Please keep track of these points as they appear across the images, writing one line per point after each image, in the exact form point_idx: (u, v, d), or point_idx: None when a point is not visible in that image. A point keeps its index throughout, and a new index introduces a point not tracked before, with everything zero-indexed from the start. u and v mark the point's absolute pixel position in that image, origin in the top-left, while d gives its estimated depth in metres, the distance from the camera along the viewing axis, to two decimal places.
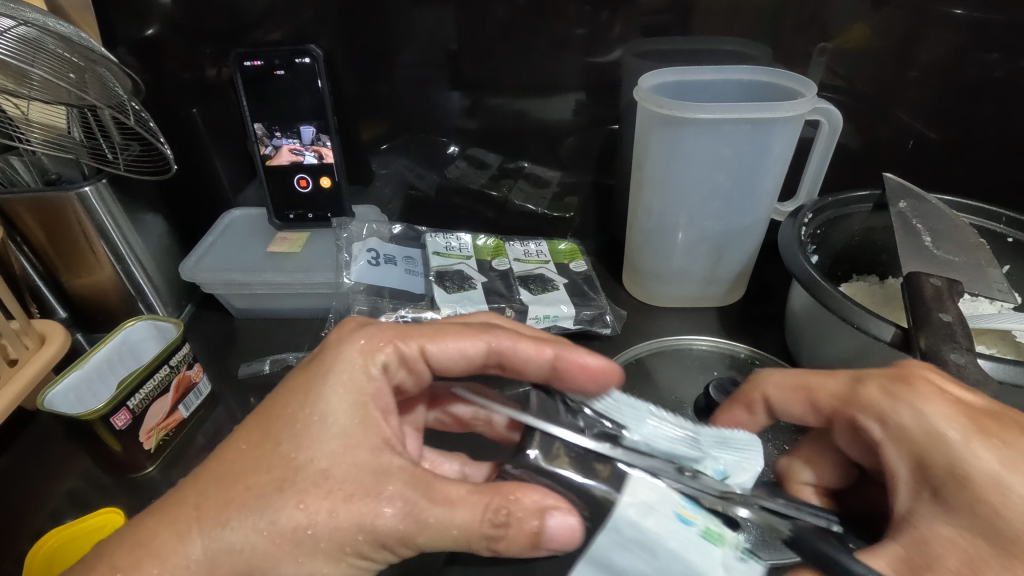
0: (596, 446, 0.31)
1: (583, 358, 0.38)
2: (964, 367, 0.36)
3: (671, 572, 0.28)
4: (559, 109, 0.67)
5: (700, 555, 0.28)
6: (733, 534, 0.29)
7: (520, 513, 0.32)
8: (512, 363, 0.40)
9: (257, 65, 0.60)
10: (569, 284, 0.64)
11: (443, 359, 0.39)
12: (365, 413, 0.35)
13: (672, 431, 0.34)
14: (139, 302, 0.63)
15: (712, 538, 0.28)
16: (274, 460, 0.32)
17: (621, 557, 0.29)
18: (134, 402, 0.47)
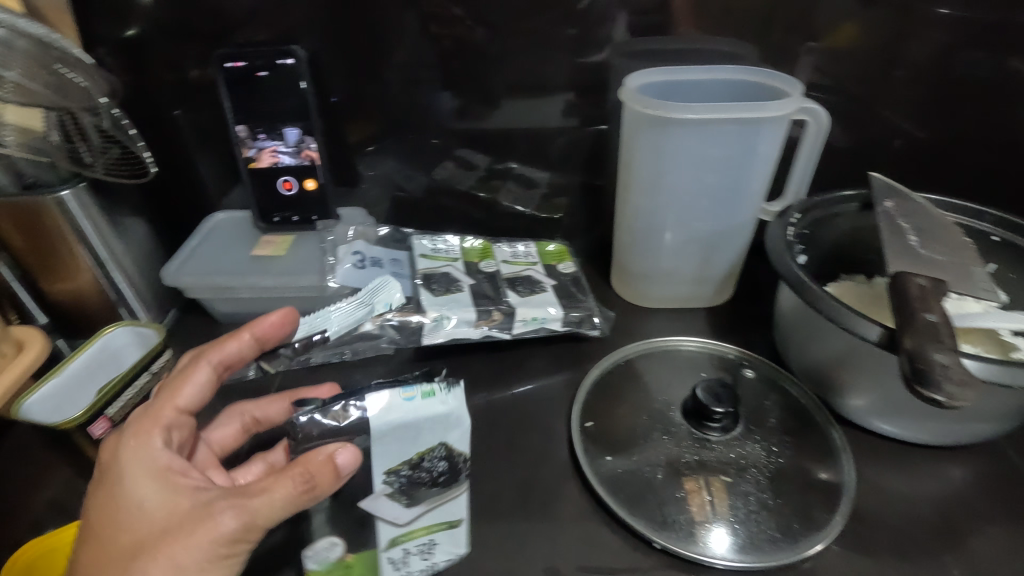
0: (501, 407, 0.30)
1: (267, 316, 0.49)
2: (949, 367, 0.36)
3: None
4: (547, 110, 0.67)
5: (414, 417, 0.37)
6: None
7: (315, 464, 0.35)
8: (233, 359, 0.45)
9: (240, 66, 0.59)
10: (557, 285, 0.64)
11: (193, 402, 0.42)
12: (162, 475, 0.37)
13: None
14: (121, 307, 0.61)
15: (424, 402, 0.37)
16: (118, 537, 0.35)
17: (380, 445, 0.37)
18: (112, 410, 0.47)
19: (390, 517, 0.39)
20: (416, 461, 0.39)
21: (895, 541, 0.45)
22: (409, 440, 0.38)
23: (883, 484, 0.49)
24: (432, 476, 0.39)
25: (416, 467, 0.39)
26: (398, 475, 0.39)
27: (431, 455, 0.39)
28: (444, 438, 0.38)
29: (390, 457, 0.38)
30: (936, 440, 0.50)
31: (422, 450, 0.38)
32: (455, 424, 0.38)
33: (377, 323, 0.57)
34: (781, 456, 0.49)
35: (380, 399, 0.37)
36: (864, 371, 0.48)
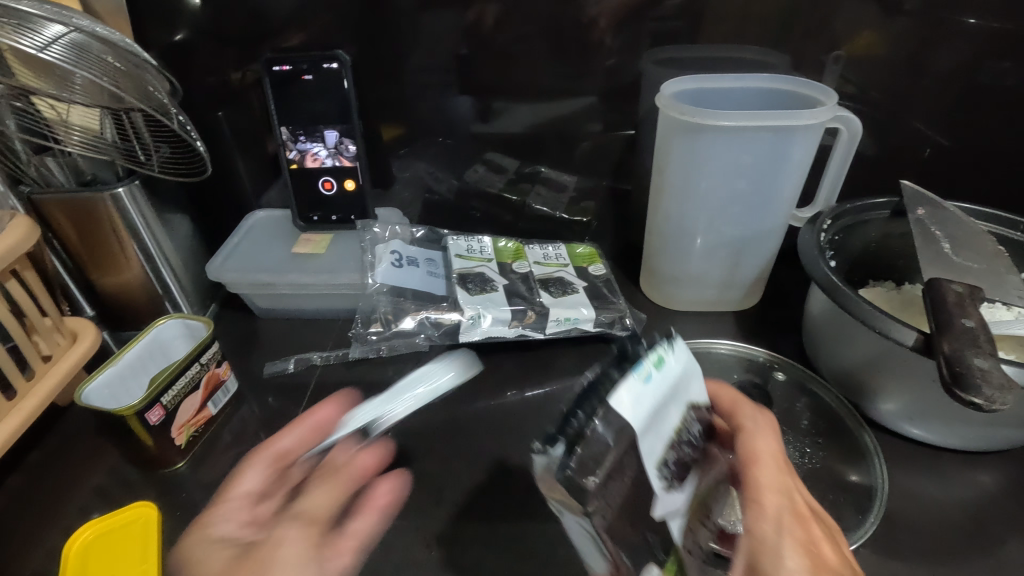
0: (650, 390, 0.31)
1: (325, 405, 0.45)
2: (988, 371, 0.36)
3: (656, 394, 0.31)
4: (579, 115, 0.68)
5: (664, 393, 0.32)
6: (662, 352, 0.33)
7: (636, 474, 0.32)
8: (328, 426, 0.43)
9: (285, 69, 0.61)
10: (589, 287, 0.65)
11: (230, 515, 0.37)
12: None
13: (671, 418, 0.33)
14: (166, 300, 0.64)
15: (661, 373, 0.32)
16: None
17: (650, 433, 0.31)
18: (166, 399, 0.49)
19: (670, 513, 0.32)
20: (680, 438, 0.34)
21: (925, 543, 0.46)
22: (668, 418, 0.32)
23: (912, 487, 0.50)
24: (692, 448, 0.35)
25: (679, 446, 0.33)
26: (669, 459, 0.32)
27: (686, 422, 0.35)
28: (690, 397, 0.35)
29: (665, 442, 0.32)
30: (966, 445, 0.51)
31: (679, 426, 0.34)
32: (685, 388, 0.34)
33: (417, 318, 0.61)
34: (812, 458, 0.50)
35: (635, 394, 0.30)
36: (896, 376, 0.49)
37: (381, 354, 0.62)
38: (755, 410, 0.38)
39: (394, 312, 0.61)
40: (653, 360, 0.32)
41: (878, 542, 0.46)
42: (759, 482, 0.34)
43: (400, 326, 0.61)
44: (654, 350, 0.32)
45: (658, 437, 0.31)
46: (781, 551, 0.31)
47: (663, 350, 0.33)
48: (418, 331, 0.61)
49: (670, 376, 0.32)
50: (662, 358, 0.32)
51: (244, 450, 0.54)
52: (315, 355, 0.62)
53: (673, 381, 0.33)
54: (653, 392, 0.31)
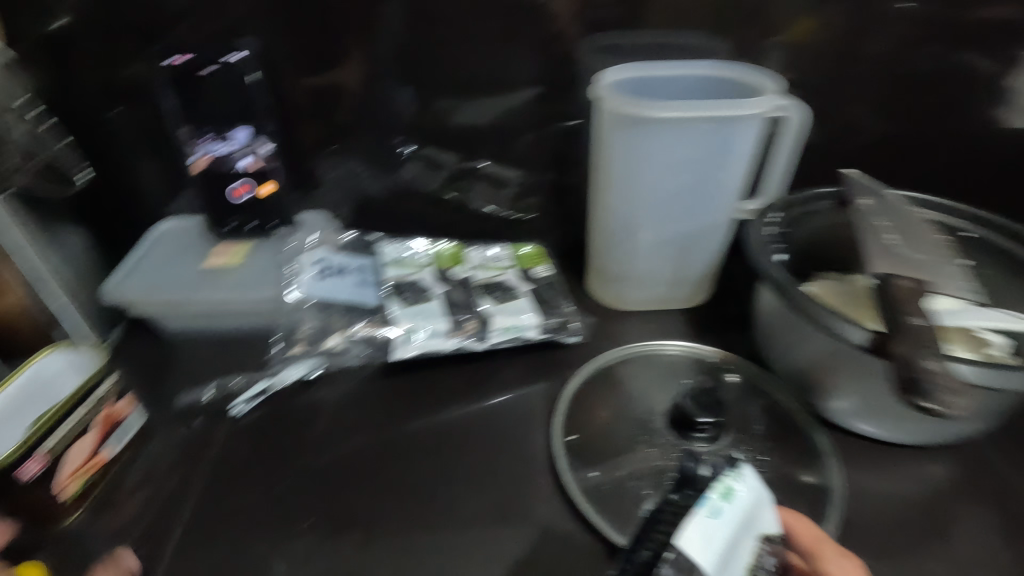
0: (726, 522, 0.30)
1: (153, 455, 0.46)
2: (940, 374, 0.35)
3: (721, 527, 0.30)
4: (516, 107, 0.64)
5: (733, 524, 0.31)
6: (728, 481, 0.32)
7: None
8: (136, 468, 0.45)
9: (184, 62, 0.54)
10: (533, 290, 0.62)
11: None
12: None
13: (744, 555, 0.31)
14: (56, 326, 0.56)
15: (731, 507, 0.31)
16: None
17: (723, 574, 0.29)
18: (48, 446, 0.42)
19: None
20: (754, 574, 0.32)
21: (881, 542, 0.45)
22: (739, 551, 0.31)
23: (867, 484, 0.49)
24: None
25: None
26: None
27: (759, 556, 0.33)
28: (762, 529, 0.33)
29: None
30: (916, 439, 0.50)
31: (752, 562, 0.32)
32: (755, 519, 0.33)
33: (344, 336, 0.57)
34: (767, 464, 0.48)
35: (705, 529, 0.29)
36: (846, 374, 0.47)
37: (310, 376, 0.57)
38: (840, 553, 0.36)
39: (319, 328, 0.58)
40: (720, 493, 0.31)
41: (835, 546, 0.44)
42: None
43: (325, 346, 0.57)
44: (721, 480, 0.32)
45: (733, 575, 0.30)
46: None
47: (729, 479, 0.32)
48: (346, 349, 0.56)
49: (743, 504, 0.32)
50: (729, 489, 0.32)
51: (155, 493, 0.49)
52: (234, 381, 0.56)
53: (744, 513, 0.32)
54: (725, 522, 0.30)
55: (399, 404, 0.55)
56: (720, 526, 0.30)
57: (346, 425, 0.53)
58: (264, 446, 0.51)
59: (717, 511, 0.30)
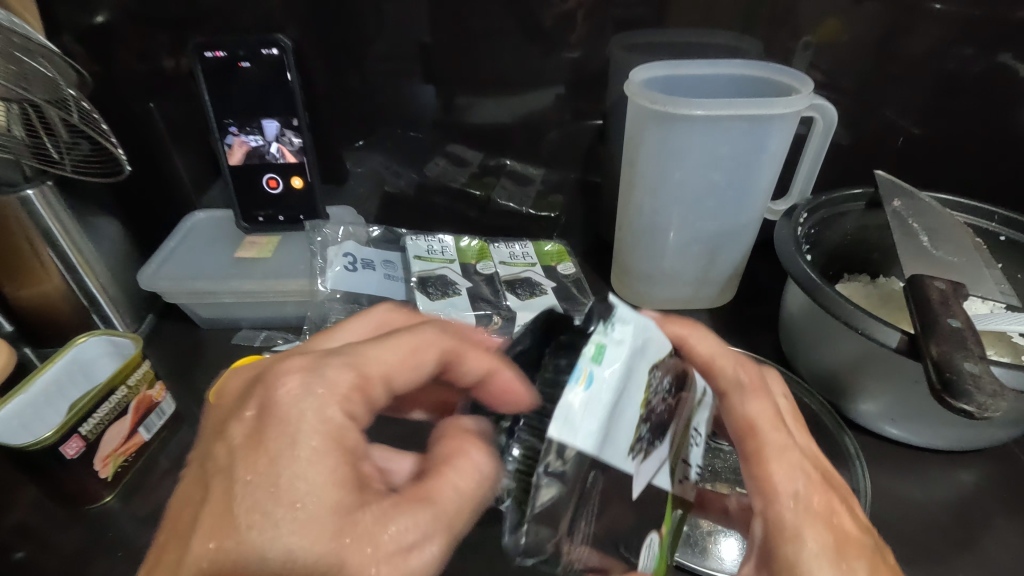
0: (611, 391, 0.26)
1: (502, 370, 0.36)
2: (979, 377, 0.34)
3: (604, 400, 0.25)
4: (543, 104, 0.64)
5: (619, 382, 0.27)
6: (603, 335, 0.27)
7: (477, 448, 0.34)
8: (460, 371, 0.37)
9: (220, 56, 0.55)
10: (557, 287, 0.62)
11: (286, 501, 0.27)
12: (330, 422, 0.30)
13: (635, 399, 0.28)
14: (93, 314, 0.57)
15: (605, 365, 0.26)
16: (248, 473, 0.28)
17: (611, 442, 0.26)
18: (85, 429, 0.43)
19: (654, 475, 0.29)
20: (648, 408, 0.29)
21: (908, 547, 0.44)
22: (632, 400, 0.27)
23: (895, 491, 0.48)
24: (664, 400, 0.31)
25: (651, 414, 0.29)
26: (641, 436, 0.28)
27: (654, 384, 0.30)
28: (651, 357, 0.30)
29: (630, 425, 0.27)
30: (947, 445, 0.49)
31: (646, 393, 0.29)
32: (644, 352, 0.29)
33: None
34: None
35: (584, 402, 0.25)
36: (878, 377, 0.47)
37: None
38: (736, 365, 0.35)
39: None
40: (592, 359, 0.26)
41: None
42: (765, 448, 0.32)
43: None
44: (593, 342, 0.26)
45: (620, 418, 0.26)
46: (802, 535, 0.30)
47: (602, 335, 0.27)
48: None
49: (622, 357, 0.27)
50: (602, 346, 0.27)
51: (184, 478, 0.49)
52: (282, 339, 0.60)
53: (626, 367, 0.27)
54: (603, 391, 0.26)
55: None
56: (597, 399, 0.25)
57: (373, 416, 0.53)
58: None
59: (591, 382, 0.25)
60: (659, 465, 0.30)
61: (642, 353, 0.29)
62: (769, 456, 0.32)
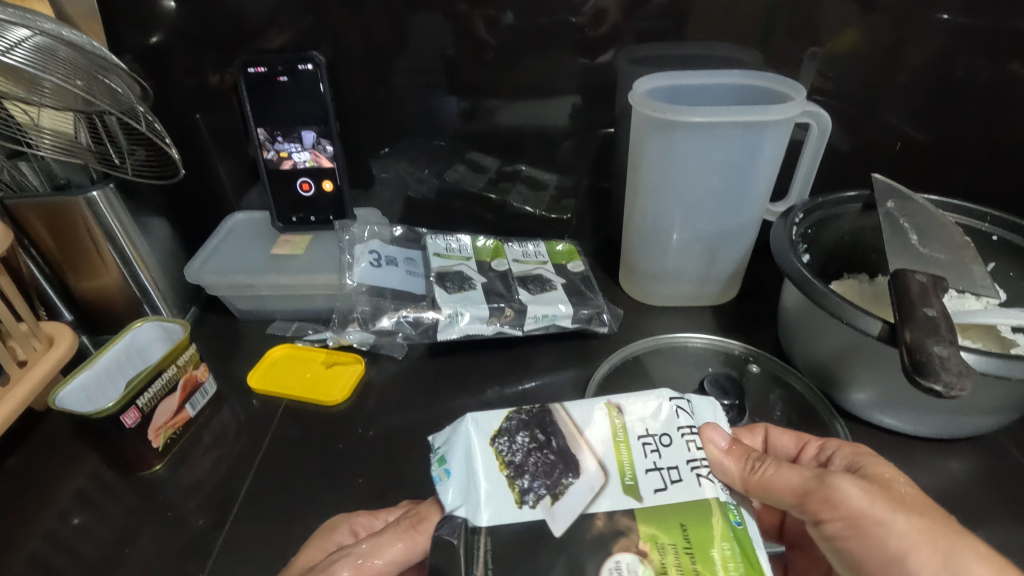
0: (451, 474, 0.35)
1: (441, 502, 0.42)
2: (948, 359, 0.37)
3: (463, 484, 0.35)
4: (557, 113, 0.69)
5: (462, 471, 0.35)
6: (433, 454, 0.36)
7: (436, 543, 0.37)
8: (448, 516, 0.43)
9: (261, 71, 0.61)
10: (566, 284, 0.66)
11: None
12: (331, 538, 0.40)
13: (486, 462, 0.35)
14: (144, 303, 0.64)
15: (442, 466, 0.35)
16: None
17: (479, 502, 0.34)
18: (142, 401, 0.49)
19: (585, 505, 0.34)
20: (514, 467, 0.35)
21: None
22: (489, 481, 0.34)
23: None
24: (535, 453, 0.35)
25: (523, 467, 0.35)
26: (524, 488, 0.34)
27: (505, 448, 0.35)
28: (487, 430, 0.36)
29: (502, 490, 0.34)
30: (936, 433, 0.51)
31: (498, 459, 0.35)
32: (474, 433, 0.36)
33: (394, 317, 0.61)
34: None
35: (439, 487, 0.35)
36: (867, 367, 0.49)
37: (361, 349, 0.63)
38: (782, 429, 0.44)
39: (373, 311, 0.61)
40: (439, 474, 0.35)
41: None
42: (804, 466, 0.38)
43: (377, 326, 0.61)
44: (433, 457, 0.36)
45: (473, 491, 0.34)
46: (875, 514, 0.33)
47: (437, 451, 0.36)
48: (396, 330, 0.61)
49: (455, 450, 0.36)
50: (441, 460, 0.36)
51: (223, 452, 0.54)
52: (311, 330, 0.65)
53: (460, 451, 0.35)
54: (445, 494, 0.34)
55: (438, 385, 0.60)
56: (451, 482, 0.35)
57: (394, 401, 0.58)
58: (319, 416, 0.57)
59: (445, 477, 0.35)
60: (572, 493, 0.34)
61: (463, 427, 0.36)
62: (839, 504, 0.34)
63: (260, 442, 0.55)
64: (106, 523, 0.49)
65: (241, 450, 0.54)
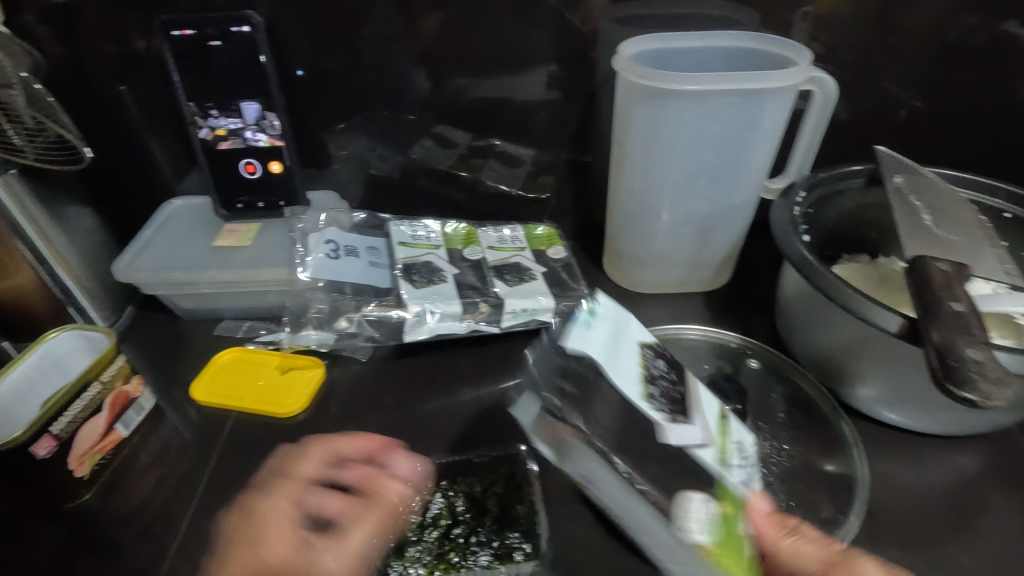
0: (596, 345, 0.38)
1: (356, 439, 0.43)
2: (983, 363, 0.33)
3: (602, 338, 0.39)
4: (532, 83, 0.61)
5: (606, 330, 0.39)
6: (587, 306, 0.40)
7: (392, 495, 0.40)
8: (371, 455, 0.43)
9: (189, 34, 0.52)
10: (546, 272, 0.60)
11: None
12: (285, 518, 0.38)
13: (631, 361, 0.39)
14: (67, 305, 0.56)
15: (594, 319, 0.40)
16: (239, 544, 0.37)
17: (609, 359, 0.37)
18: (56, 427, 0.42)
19: (694, 441, 0.37)
20: (650, 372, 0.39)
21: (906, 533, 0.43)
22: (630, 364, 0.38)
23: (895, 477, 0.47)
24: (669, 382, 0.40)
25: (654, 380, 0.39)
26: (649, 390, 0.38)
27: (648, 359, 0.40)
28: (637, 338, 0.41)
29: (633, 373, 0.38)
30: (945, 431, 0.48)
31: (641, 362, 0.39)
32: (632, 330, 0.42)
33: (355, 317, 0.55)
34: (790, 453, 0.46)
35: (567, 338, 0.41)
36: (876, 362, 0.45)
37: (320, 351, 0.56)
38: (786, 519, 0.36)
39: (331, 310, 0.56)
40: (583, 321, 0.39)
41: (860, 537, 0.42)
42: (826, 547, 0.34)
43: (337, 327, 0.55)
44: (588, 307, 0.40)
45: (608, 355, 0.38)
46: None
47: (594, 304, 0.41)
48: (359, 332, 0.55)
49: (606, 324, 0.40)
50: (591, 311, 0.40)
51: (166, 474, 0.48)
52: (263, 330, 0.58)
53: (612, 318, 0.41)
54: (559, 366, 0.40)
55: (408, 387, 0.54)
56: (607, 330, 0.40)
57: (359, 407, 0.52)
58: (272, 430, 0.50)
59: (584, 319, 0.39)
60: (681, 420, 0.37)
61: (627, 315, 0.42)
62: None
63: (206, 461, 0.49)
64: (22, 565, 0.43)
65: (184, 471, 0.48)
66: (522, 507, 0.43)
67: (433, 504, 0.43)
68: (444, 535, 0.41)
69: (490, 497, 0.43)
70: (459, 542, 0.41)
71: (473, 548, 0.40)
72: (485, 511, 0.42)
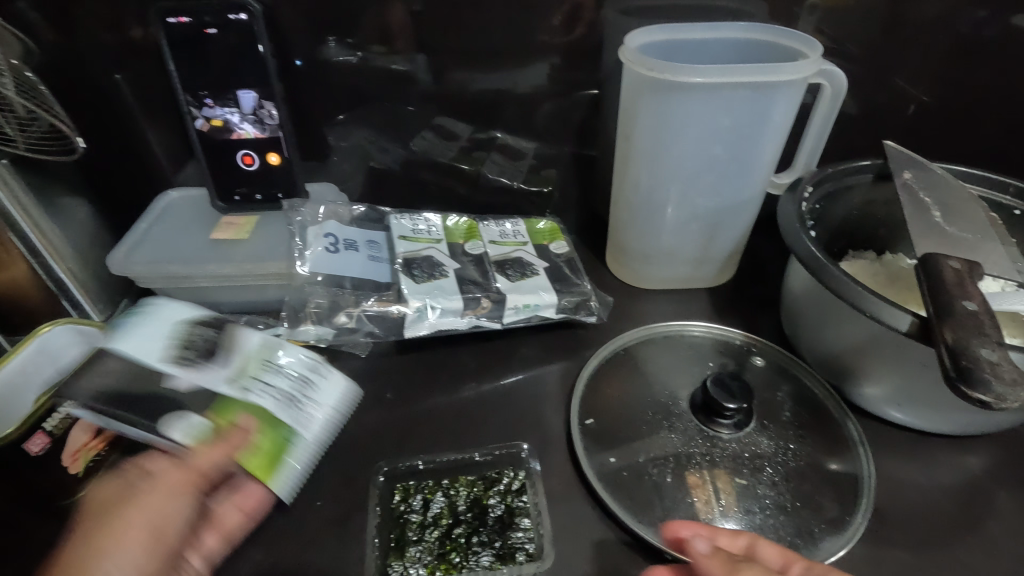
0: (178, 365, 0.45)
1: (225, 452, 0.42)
2: (998, 365, 0.32)
3: (138, 330, 0.46)
4: (536, 74, 0.60)
5: (140, 327, 0.46)
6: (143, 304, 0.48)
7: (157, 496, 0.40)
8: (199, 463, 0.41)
9: (185, 22, 0.51)
10: (292, 356, 0.48)
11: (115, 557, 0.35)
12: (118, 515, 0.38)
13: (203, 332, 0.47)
14: (63, 299, 0.55)
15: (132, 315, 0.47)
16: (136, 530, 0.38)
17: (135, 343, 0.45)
18: None
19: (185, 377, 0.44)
20: (188, 350, 0.46)
21: (914, 534, 0.42)
22: (157, 339, 0.46)
23: (901, 475, 0.46)
24: (209, 342, 0.47)
25: (190, 343, 0.46)
26: (188, 355, 0.45)
27: (194, 332, 0.47)
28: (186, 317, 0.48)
29: (149, 344, 0.45)
30: (952, 430, 0.47)
31: (182, 338, 0.46)
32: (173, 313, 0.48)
33: (355, 313, 0.54)
34: (797, 453, 0.45)
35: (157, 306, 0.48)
36: (884, 361, 0.45)
37: (319, 346, 0.55)
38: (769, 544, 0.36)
39: (331, 306, 0.54)
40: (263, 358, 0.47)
41: (868, 538, 0.42)
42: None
43: (336, 322, 0.54)
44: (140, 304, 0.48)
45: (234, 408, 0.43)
46: None
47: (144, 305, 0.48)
48: (359, 328, 0.54)
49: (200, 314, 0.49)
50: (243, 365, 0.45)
51: None
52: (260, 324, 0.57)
53: (157, 310, 0.47)
54: (255, 372, 0.46)
55: (408, 383, 0.53)
56: (141, 332, 0.46)
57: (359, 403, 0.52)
58: None
59: (123, 320, 0.46)
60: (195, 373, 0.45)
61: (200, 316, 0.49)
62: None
63: None
64: None
65: None
66: (529, 516, 0.42)
67: (433, 503, 0.42)
68: (445, 535, 0.40)
69: (491, 497, 0.43)
70: (461, 542, 0.40)
71: (474, 549, 0.40)
72: (486, 510, 0.42)
